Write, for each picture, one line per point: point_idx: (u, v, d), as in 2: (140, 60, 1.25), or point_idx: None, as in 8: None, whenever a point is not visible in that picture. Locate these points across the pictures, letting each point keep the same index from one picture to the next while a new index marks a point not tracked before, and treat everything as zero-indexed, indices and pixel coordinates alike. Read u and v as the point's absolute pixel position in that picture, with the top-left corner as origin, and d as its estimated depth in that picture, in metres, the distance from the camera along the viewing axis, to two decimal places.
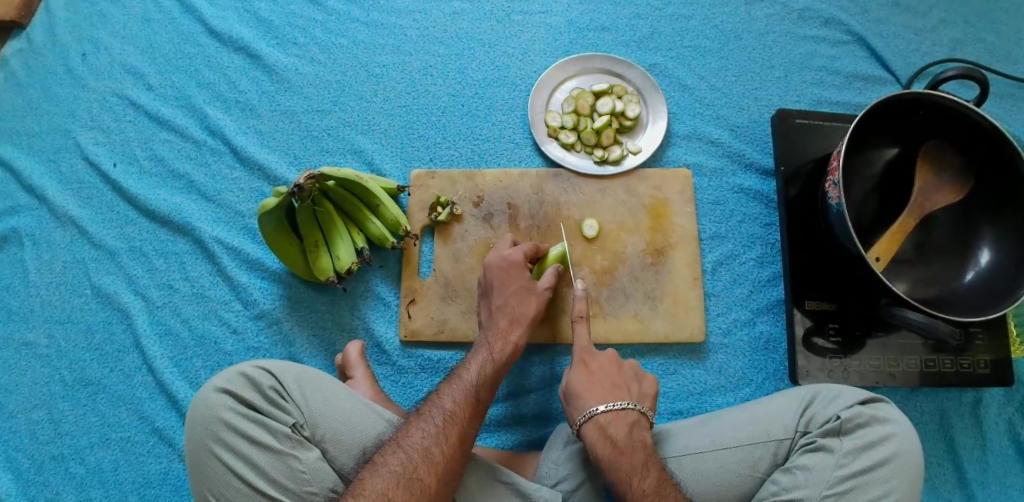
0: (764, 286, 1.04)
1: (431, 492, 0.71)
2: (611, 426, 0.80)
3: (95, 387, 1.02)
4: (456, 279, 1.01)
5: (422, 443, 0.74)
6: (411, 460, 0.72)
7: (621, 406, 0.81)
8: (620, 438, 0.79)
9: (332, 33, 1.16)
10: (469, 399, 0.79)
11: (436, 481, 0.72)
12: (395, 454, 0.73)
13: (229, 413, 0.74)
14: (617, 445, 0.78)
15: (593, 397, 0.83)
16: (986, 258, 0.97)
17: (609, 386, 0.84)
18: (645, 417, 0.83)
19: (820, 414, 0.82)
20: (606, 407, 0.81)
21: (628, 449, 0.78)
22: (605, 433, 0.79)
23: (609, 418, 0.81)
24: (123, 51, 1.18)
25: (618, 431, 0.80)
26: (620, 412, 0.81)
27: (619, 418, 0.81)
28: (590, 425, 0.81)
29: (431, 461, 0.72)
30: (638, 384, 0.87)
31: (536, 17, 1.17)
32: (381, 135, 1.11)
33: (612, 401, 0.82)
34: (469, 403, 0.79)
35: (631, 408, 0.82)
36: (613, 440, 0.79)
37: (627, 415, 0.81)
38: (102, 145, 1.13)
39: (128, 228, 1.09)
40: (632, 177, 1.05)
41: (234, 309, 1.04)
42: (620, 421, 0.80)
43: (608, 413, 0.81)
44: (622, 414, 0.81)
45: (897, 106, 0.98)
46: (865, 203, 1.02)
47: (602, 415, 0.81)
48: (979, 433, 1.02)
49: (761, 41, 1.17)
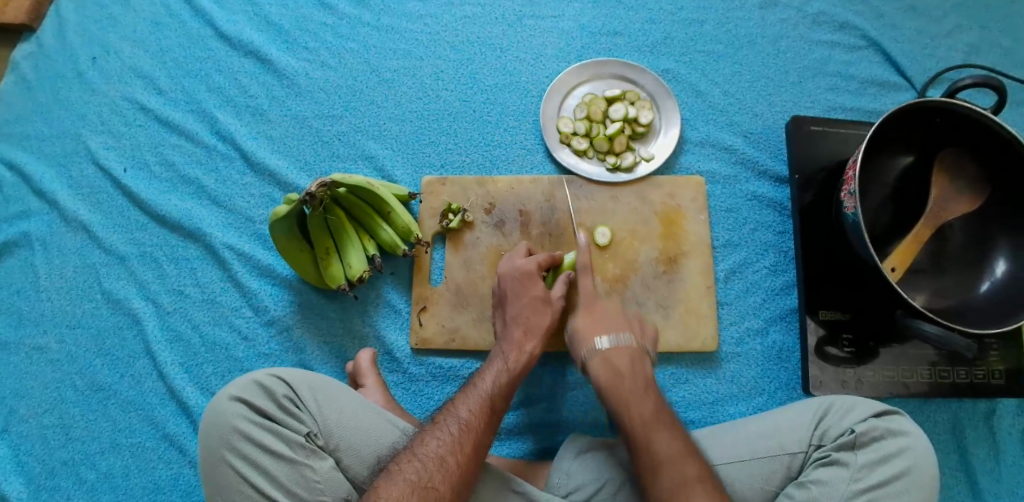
0: (777, 294, 1.03)
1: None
2: (615, 358, 0.85)
3: (106, 392, 1.02)
4: (468, 286, 1.00)
5: (438, 452, 0.73)
6: (427, 468, 0.72)
7: (624, 341, 0.86)
8: (622, 369, 0.83)
9: (343, 37, 1.16)
10: (485, 408, 0.79)
11: (450, 491, 0.71)
12: (411, 463, 0.72)
13: (243, 422, 0.74)
14: (619, 372, 0.83)
15: (595, 331, 0.88)
16: (1003, 269, 0.96)
17: (613, 322, 0.89)
18: (647, 353, 0.88)
19: (835, 427, 0.81)
20: (609, 341, 0.86)
21: (629, 374, 0.83)
22: (610, 363, 0.84)
23: (613, 350, 0.85)
24: (133, 54, 1.18)
25: (621, 361, 0.84)
26: (621, 345, 0.86)
27: (620, 351, 0.85)
28: (594, 357, 0.85)
29: (446, 470, 0.72)
30: (643, 327, 0.91)
31: (547, 22, 1.16)
32: (392, 140, 1.10)
33: (615, 335, 0.87)
34: (484, 412, 0.78)
35: (632, 343, 0.87)
36: (617, 368, 0.84)
37: (629, 350, 0.86)
38: (112, 149, 1.13)
39: (139, 234, 1.09)
40: (645, 184, 1.05)
41: (245, 316, 1.03)
42: (622, 353, 0.85)
43: (612, 346, 0.86)
44: (625, 347, 0.86)
45: (914, 114, 0.97)
46: (879, 211, 1.02)
47: (606, 347, 0.85)
48: (993, 444, 1.02)
49: (775, 47, 1.16)
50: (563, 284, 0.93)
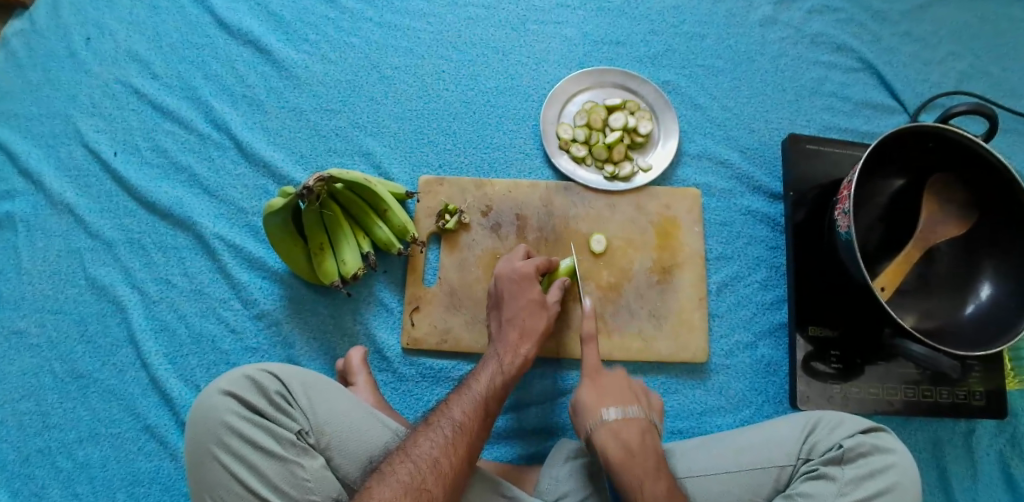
0: (768, 308, 1.04)
1: None
2: (623, 432, 0.79)
3: (87, 381, 1.00)
4: (462, 288, 1.00)
5: (431, 453, 0.73)
6: (420, 470, 0.71)
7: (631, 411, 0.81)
8: (634, 447, 0.78)
9: (344, 31, 1.15)
10: (479, 411, 0.79)
11: (443, 493, 0.71)
12: (404, 464, 0.72)
13: (233, 417, 0.72)
14: (630, 450, 0.78)
15: (604, 403, 0.82)
16: (987, 292, 0.98)
17: (620, 394, 0.84)
18: (655, 425, 0.83)
19: (823, 442, 0.82)
20: (617, 414, 0.81)
21: (640, 453, 0.78)
22: (617, 438, 0.79)
23: (621, 425, 0.80)
24: (128, 37, 1.16)
25: (629, 437, 0.79)
26: (631, 418, 0.81)
27: (630, 425, 0.80)
28: (603, 433, 0.80)
29: (439, 472, 0.71)
30: (649, 399, 0.87)
31: (551, 28, 1.16)
32: (390, 138, 1.10)
33: (624, 407, 0.82)
34: (478, 415, 0.78)
35: (641, 417, 0.81)
36: (627, 445, 0.78)
37: (637, 423, 0.81)
38: (103, 133, 1.11)
39: (127, 220, 1.07)
40: (642, 193, 1.05)
41: (233, 308, 1.02)
42: (631, 428, 0.80)
43: (620, 421, 0.80)
44: (634, 421, 0.81)
45: (908, 138, 0.99)
46: (870, 231, 1.04)
47: (614, 422, 0.80)
48: (971, 462, 1.06)
49: (774, 64, 1.18)
50: (560, 284, 0.93)
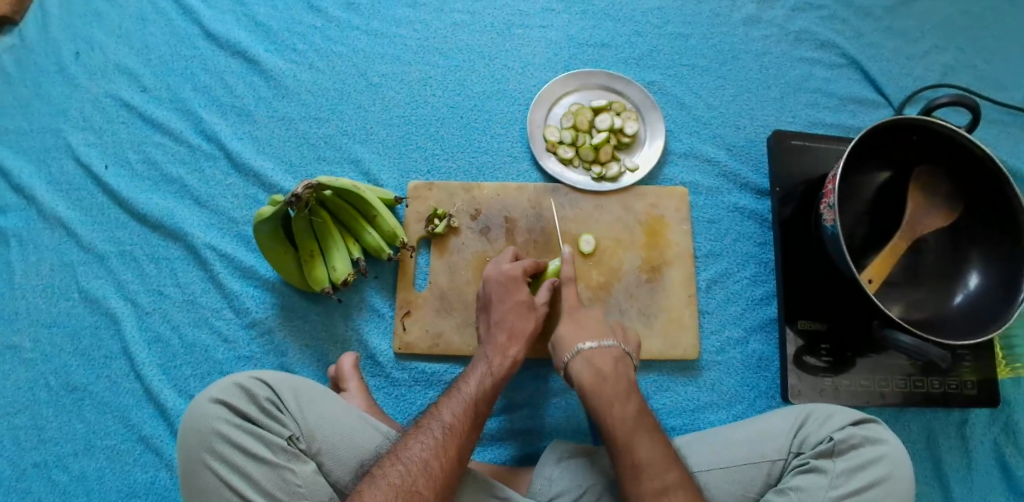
0: (757, 304, 1.04)
1: None
2: (597, 359, 0.84)
3: (81, 393, 1.00)
4: (452, 292, 1.01)
5: (421, 456, 0.73)
6: (410, 472, 0.72)
7: (607, 345, 0.85)
8: (606, 371, 0.83)
9: (331, 40, 1.16)
10: (469, 413, 0.79)
11: (434, 495, 0.71)
12: (395, 467, 0.72)
13: (224, 424, 0.72)
14: (602, 374, 0.83)
15: (575, 335, 0.87)
16: (975, 282, 0.99)
17: (596, 327, 0.88)
18: (630, 356, 0.87)
19: (814, 435, 0.83)
20: (592, 344, 0.85)
21: (613, 378, 0.82)
22: (592, 365, 0.84)
23: (595, 352, 0.85)
24: (118, 51, 1.17)
25: (603, 364, 0.84)
26: (605, 348, 0.85)
27: (616, 380, 0.83)
28: (576, 360, 0.85)
29: (430, 474, 0.72)
30: (624, 331, 0.91)
31: (536, 31, 1.17)
32: (378, 144, 1.10)
33: (599, 339, 0.86)
34: (468, 416, 0.78)
35: (614, 346, 0.86)
36: (600, 371, 0.83)
37: (612, 351, 0.85)
38: (94, 146, 1.12)
39: (118, 232, 1.07)
40: (629, 193, 1.06)
41: (226, 317, 1.03)
42: (605, 357, 0.84)
43: (594, 348, 0.85)
44: (607, 350, 0.85)
45: (893, 131, 1.00)
46: (857, 226, 1.05)
47: (589, 350, 0.85)
48: (965, 452, 1.07)
49: (758, 62, 1.19)
50: (548, 287, 0.93)
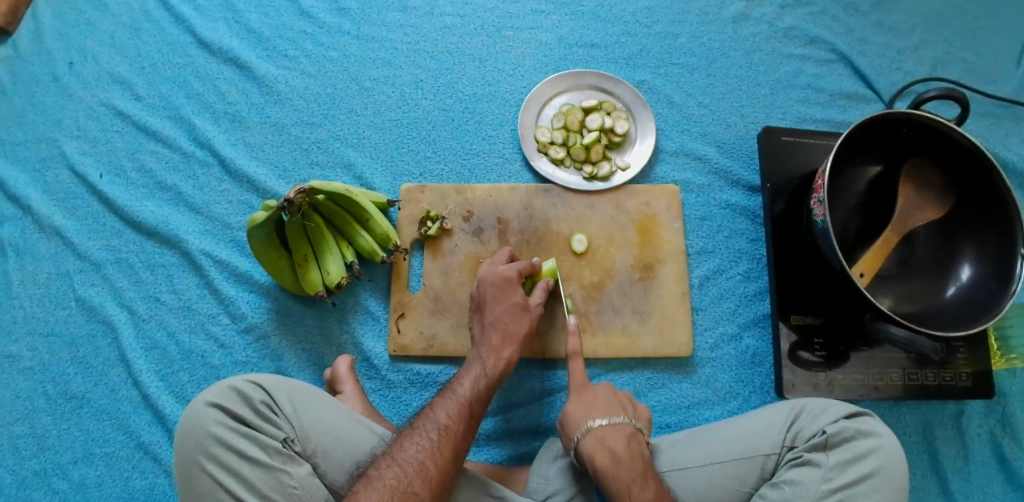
0: (751, 300, 1.05)
1: None
2: (610, 439, 0.81)
3: (80, 401, 1.01)
4: (446, 293, 1.01)
5: (417, 457, 0.74)
6: (406, 473, 0.72)
7: (618, 420, 0.83)
8: (620, 452, 0.79)
9: (323, 46, 1.17)
10: (464, 414, 0.80)
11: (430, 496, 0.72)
12: (390, 468, 0.72)
13: (219, 427, 0.73)
14: (617, 456, 0.79)
15: (586, 416, 0.84)
16: (967, 273, 1.00)
17: (607, 407, 0.85)
18: (641, 432, 0.84)
19: (807, 429, 0.83)
20: (603, 421, 0.83)
21: (627, 460, 0.78)
22: (605, 447, 0.80)
23: (608, 431, 0.81)
24: (111, 60, 1.18)
25: (617, 443, 0.80)
26: (617, 426, 0.82)
27: (617, 432, 0.81)
28: (588, 440, 0.81)
29: (426, 475, 0.72)
30: (637, 408, 0.88)
31: (526, 33, 1.18)
32: (371, 149, 1.11)
33: (611, 416, 0.83)
34: (462, 418, 0.79)
35: (626, 423, 0.83)
36: (613, 452, 0.79)
37: (624, 428, 0.82)
38: (88, 155, 1.13)
39: (114, 240, 1.08)
40: (621, 192, 1.06)
41: (222, 323, 1.03)
42: (617, 434, 0.81)
43: (607, 427, 0.82)
44: (620, 428, 0.82)
45: (882, 125, 1.00)
46: (848, 220, 1.05)
47: (602, 428, 0.82)
48: (962, 444, 1.07)
49: (748, 59, 1.19)
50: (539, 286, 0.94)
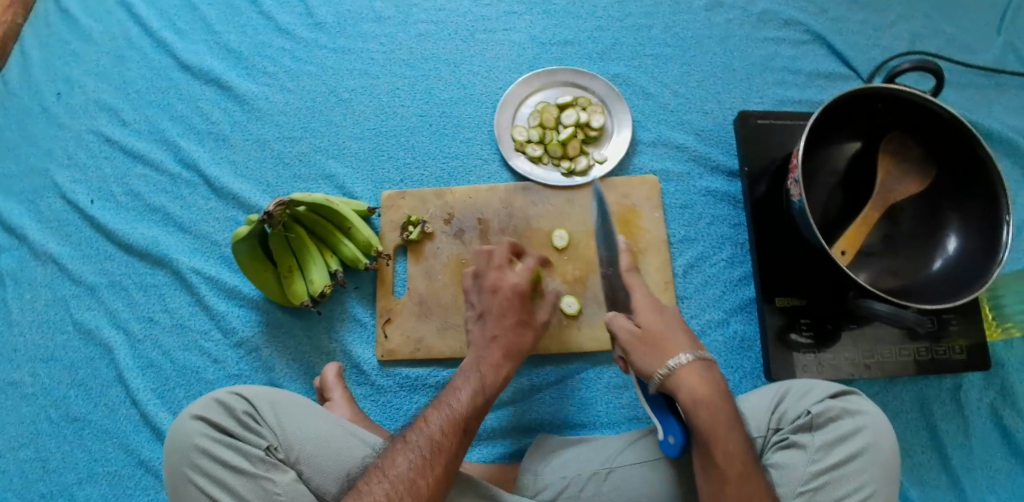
0: (736, 286, 1.04)
1: None
2: (706, 375, 0.76)
3: (81, 422, 1.03)
4: (431, 296, 1.02)
5: (406, 472, 0.74)
6: (396, 488, 0.72)
7: (706, 356, 0.77)
8: (716, 387, 0.76)
9: (301, 61, 1.19)
10: (457, 427, 0.79)
11: None
12: (379, 483, 0.73)
13: (204, 439, 0.75)
14: (716, 392, 0.75)
15: (674, 345, 0.78)
16: (953, 245, 0.99)
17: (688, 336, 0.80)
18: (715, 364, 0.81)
19: (792, 410, 0.83)
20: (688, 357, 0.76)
21: (722, 396, 0.76)
22: (704, 381, 0.75)
23: (704, 366, 0.76)
24: (97, 88, 1.21)
25: (713, 378, 0.76)
26: (706, 362, 0.77)
27: (707, 369, 0.76)
28: (684, 376, 0.75)
29: (416, 490, 0.72)
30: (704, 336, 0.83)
31: (500, 35, 1.19)
32: (352, 158, 1.13)
33: (698, 347, 0.78)
34: (456, 433, 0.78)
35: (710, 358, 0.78)
36: (712, 387, 0.75)
37: (713, 363, 0.78)
38: (79, 183, 1.15)
39: (107, 264, 1.11)
40: (600, 185, 1.07)
41: (214, 338, 1.05)
42: (711, 370, 0.77)
43: (702, 361, 0.76)
44: (707, 363, 0.77)
45: (858, 101, 1.00)
46: (830, 199, 1.04)
47: (698, 362, 0.76)
48: (962, 419, 1.06)
49: (723, 46, 1.19)
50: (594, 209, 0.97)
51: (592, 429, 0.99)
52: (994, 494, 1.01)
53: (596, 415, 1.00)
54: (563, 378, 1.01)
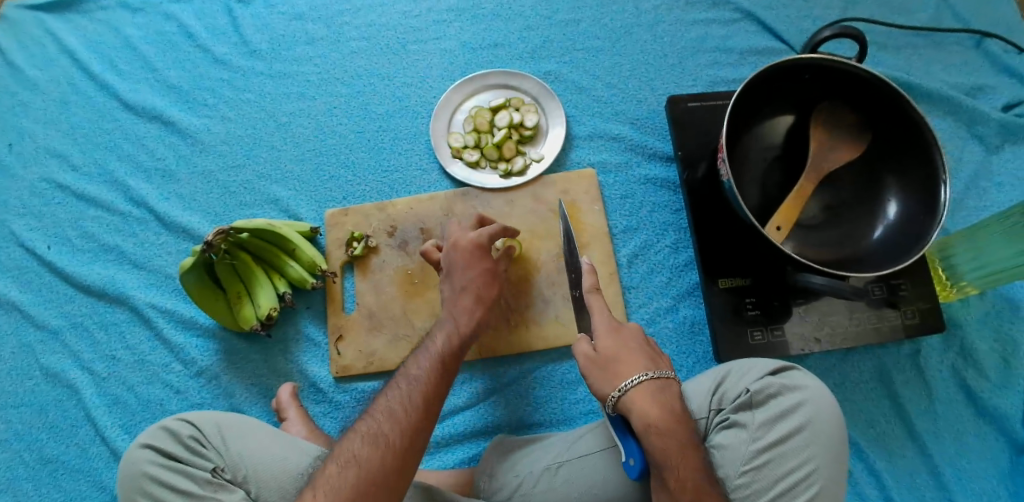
0: (682, 271, 1.05)
1: (399, 447, 0.71)
2: (664, 395, 0.75)
3: (55, 463, 1.06)
4: (380, 309, 1.04)
5: (374, 429, 0.72)
6: (363, 444, 0.70)
7: (664, 376, 0.77)
8: (672, 407, 0.75)
9: (239, 89, 1.21)
10: (426, 386, 0.77)
11: (405, 436, 0.71)
12: (348, 445, 0.71)
13: (152, 466, 0.77)
14: (673, 414, 0.74)
15: (626, 369, 0.77)
16: (894, 210, 0.99)
17: (646, 359, 0.79)
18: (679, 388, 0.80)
19: (732, 390, 0.84)
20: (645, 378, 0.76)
21: (680, 420, 0.74)
22: (661, 401, 0.75)
23: (660, 386, 0.76)
24: (47, 136, 1.23)
25: (670, 400, 0.75)
26: (664, 383, 0.76)
27: (665, 389, 0.76)
28: (636, 396, 0.74)
29: (400, 418, 0.73)
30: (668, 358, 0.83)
31: (430, 44, 1.20)
32: (294, 181, 1.14)
33: (657, 369, 0.78)
34: (436, 369, 0.79)
35: (671, 379, 0.77)
36: (669, 408, 0.74)
37: (672, 384, 0.77)
38: (36, 231, 1.18)
39: (68, 306, 1.13)
40: (538, 184, 1.07)
41: (175, 370, 1.07)
42: (670, 392, 0.76)
43: (659, 381, 0.76)
44: (665, 384, 0.76)
45: (785, 73, 1.00)
46: (768, 174, 1.03)
47: (654, 384, 0.76)
48: (922, 383, 1.05)
49: (653, 33, 1.19)
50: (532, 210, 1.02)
51: (549, 426, 1.00)
52: (961, 456, 1.01)
53: (552, 412, 1.00)
54: (518, 379, 1.02)
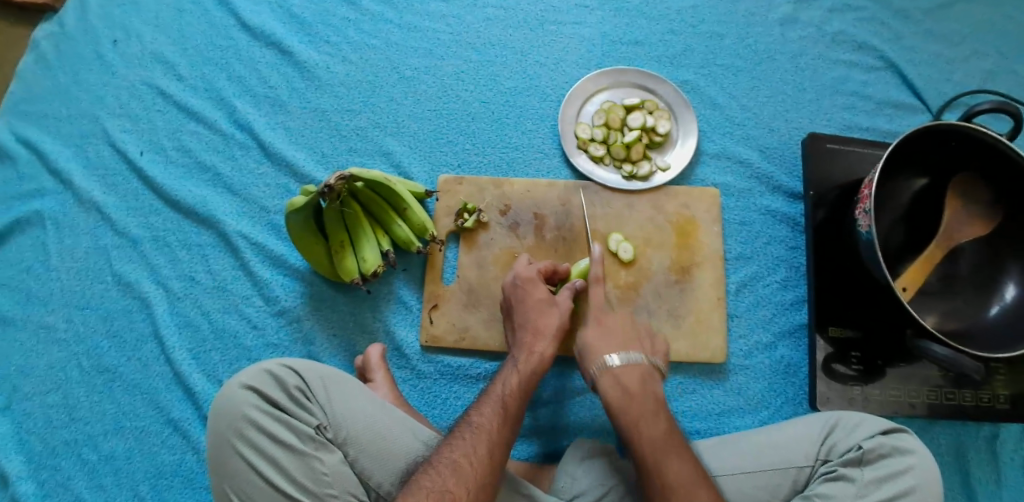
0: (787, 309, 1.03)
1: (495, 434, 0.76)
2: (624, 376, 0.82)
3: (112, 375, 1.02)
4: (480, 286, 1.01)
5: (451, 457, 0.73)
6: (441, 474, 0.71)
7: (635, 359, 0.84)
8: (638, 385, 0.82)
9: (365, 33, 1.16)
10: (498, 410, 0.79)
11: (499, 426, 0.77)
12: (427, 472, 0.72)
13: (254, 410, 0.74)
14: (629, 392, 0.81)
15: (607, 349, 0.86)
16: (1012, 293, 0.97)
17: (624, 339, 0.87)
18: (657, 370, 0.86)
19: (842, 443, 0.82)
20: (620, 359, 0.84)
21: (640, 396, 0.81)
22: (619, 383, 0.82)
23: (623, 369, 0.83)
24: (154, 40, 1.18)
25: (630, 380, 0.82)
26: (633, 363, 0.84)
27: (631, 369, 0.83)
28: (604, 377, 0.83)
29: (501, 411, 0.79)
30: (653, 344, 0.89)
31: (569, 28, 1.17)
32: (410, 138, 1.10)
33: (626, 353, 0.85)
34: (532, 364, 0.85)
35: (642, 362, 0.84)
36: (625, 388, 0.81)
37: (639, 368, 0.84)
38: (129, 133, 1.13)
39: (152, 218, 1.09)
40: (660, 193, 1.05)
41: (255, 305, 1.03)
42: (632, 372, 0.83)
43: (622, 365, 0.83)
44: (636, 366, 0.84)
45: (932, 137, 0.97)
46: (891, 232, 1.03)
47: (616, 366, 0.83)
48: (995, 467, 1.04)
49: (794, 64, 1.17)
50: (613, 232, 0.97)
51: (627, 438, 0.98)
52: None
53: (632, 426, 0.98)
54: None
